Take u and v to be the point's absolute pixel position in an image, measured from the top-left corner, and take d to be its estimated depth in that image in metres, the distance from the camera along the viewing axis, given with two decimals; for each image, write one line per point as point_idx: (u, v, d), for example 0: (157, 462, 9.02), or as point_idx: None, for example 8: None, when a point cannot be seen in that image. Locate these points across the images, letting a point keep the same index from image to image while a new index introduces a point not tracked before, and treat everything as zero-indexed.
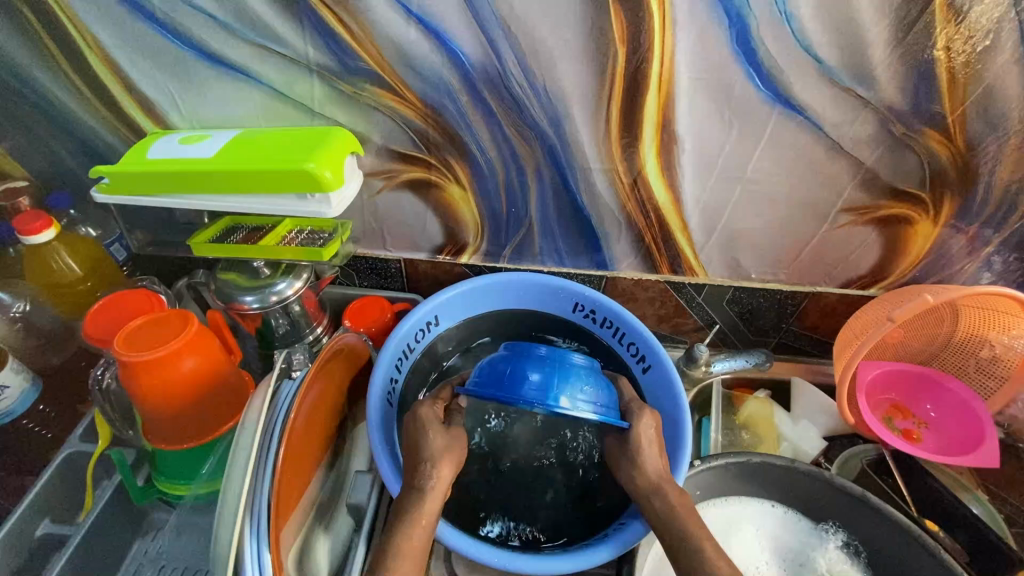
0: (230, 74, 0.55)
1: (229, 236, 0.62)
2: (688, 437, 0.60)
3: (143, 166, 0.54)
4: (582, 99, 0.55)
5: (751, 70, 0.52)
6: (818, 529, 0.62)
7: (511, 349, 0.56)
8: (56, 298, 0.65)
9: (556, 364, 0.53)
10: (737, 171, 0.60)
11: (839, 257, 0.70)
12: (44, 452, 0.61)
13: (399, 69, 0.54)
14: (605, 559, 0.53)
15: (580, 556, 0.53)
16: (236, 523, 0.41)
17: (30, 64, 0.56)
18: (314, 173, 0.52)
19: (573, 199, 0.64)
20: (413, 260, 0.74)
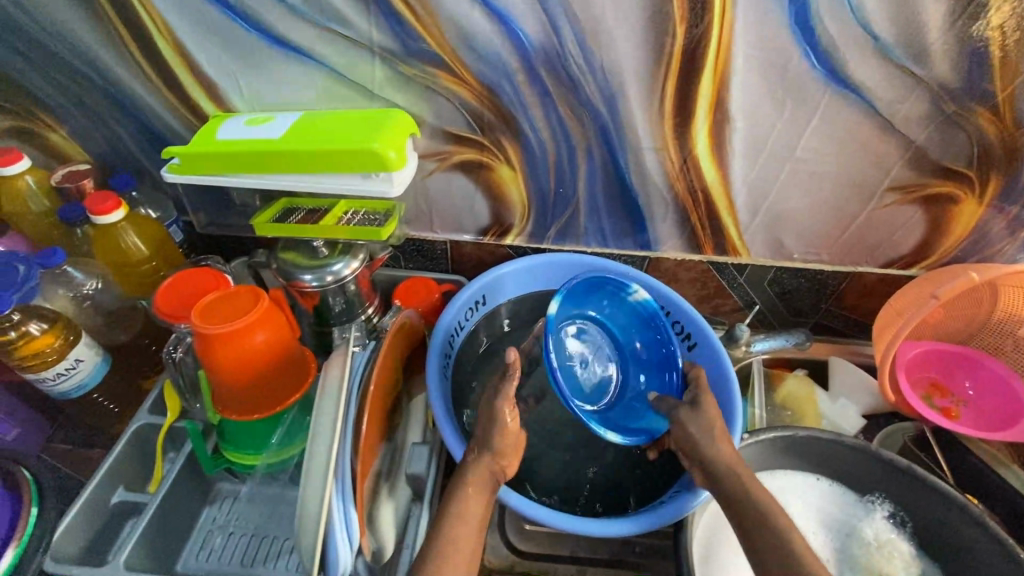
0: (295, 57, 0.57)
1: (289, 216, 0.65)
2: (739, 412, 0.62)
3: (215, 147, 0.56)
4: (638, 78, 0.56)
5: (807, 48, 0.53)
6: (864, 501, 0.63)
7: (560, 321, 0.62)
8: (122, 277, 0.66)
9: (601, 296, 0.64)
10: (785, 150, 0.61)
11: (882, 237, 0.70)
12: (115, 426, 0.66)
13: (459, 50, 0.55)
14: (617, 534, 0.55)
15: (599, 524, 0.55)
16: (324, 489, 0.44)
17: (101, 48, 0.58)
18: (379, 153, 0.53)
19: (622, 178, 0.66)
20: (459, 242, 0.76)
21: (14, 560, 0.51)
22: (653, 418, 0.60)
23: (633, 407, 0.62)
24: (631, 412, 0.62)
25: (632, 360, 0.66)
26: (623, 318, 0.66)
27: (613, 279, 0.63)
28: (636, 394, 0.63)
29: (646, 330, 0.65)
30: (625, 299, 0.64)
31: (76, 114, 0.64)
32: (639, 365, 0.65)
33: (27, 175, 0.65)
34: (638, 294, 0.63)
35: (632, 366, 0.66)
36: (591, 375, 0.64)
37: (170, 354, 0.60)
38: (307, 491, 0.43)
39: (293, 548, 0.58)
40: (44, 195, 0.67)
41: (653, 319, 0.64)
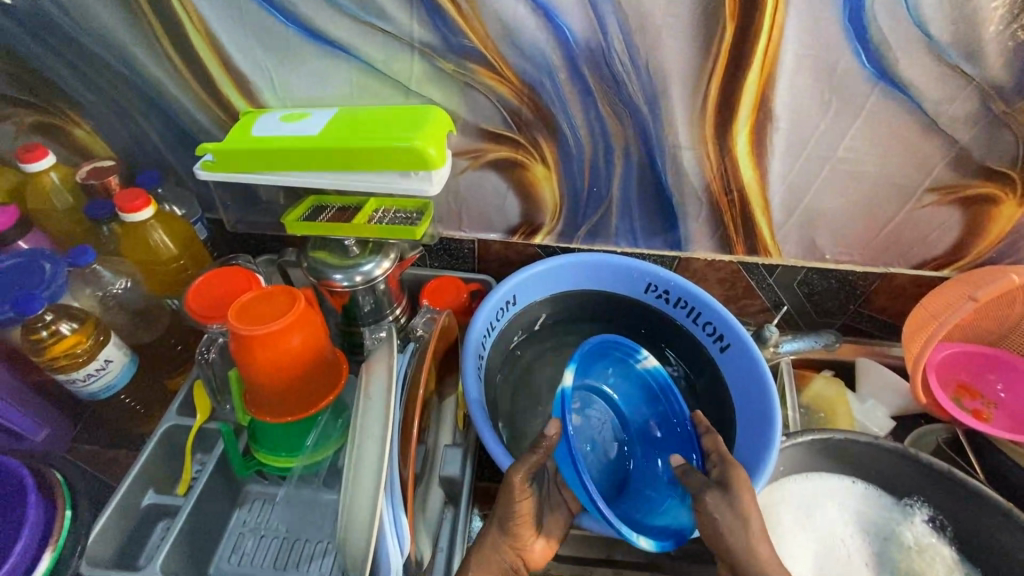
0: (330, 51, 0.56)
1: (319, 215, 0.64)
2: (777, 414, 0.61)
3: (251, 143, 0.54)
4: (682, 75, 0.55)
5: (858, 47, 0.52)
6: (901, 504, 0.62)
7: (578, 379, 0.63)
8: (150, 275, 0.65)
9: (612, 361, 0.66)
10: (826, 150, 0.61)
11: (917, 238, 0.70)
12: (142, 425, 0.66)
13: (501, 46, 0.54)
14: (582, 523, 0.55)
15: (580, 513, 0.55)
16: (375, 496, 0.43)
17: (131, 41, 0.57)
18: (420, 150, 0.52)
19: (658, 178, 0.65)
20: (486, 241, 0.75)
21: (51, 566, 0.51)
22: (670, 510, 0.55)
23: (647, 496, 0.58)
24: (647, 503, 0.57)
25: (641, 441, 0.64)
26: (629, 390, 0.66)
27: (622, 344, 0.64)
28: (647, 483, 0.60)
29: (654, 404, 0.64)
30: (634, 367, 0.65)
31: (103, 110, 0.63)
32: (647, 446, 0.63)
33: (52, 171, 0.65)
34: (645, 362, 0.65)
35: (646, 444, 0.63)
36: (597, 456, 0.62)
37: (201, 354, 0.59)
38: (358, 496, 0.43)
39: (326, 551, 0.57)
40: (69, 193, 0.66)
41: (662, 392, 0.64)
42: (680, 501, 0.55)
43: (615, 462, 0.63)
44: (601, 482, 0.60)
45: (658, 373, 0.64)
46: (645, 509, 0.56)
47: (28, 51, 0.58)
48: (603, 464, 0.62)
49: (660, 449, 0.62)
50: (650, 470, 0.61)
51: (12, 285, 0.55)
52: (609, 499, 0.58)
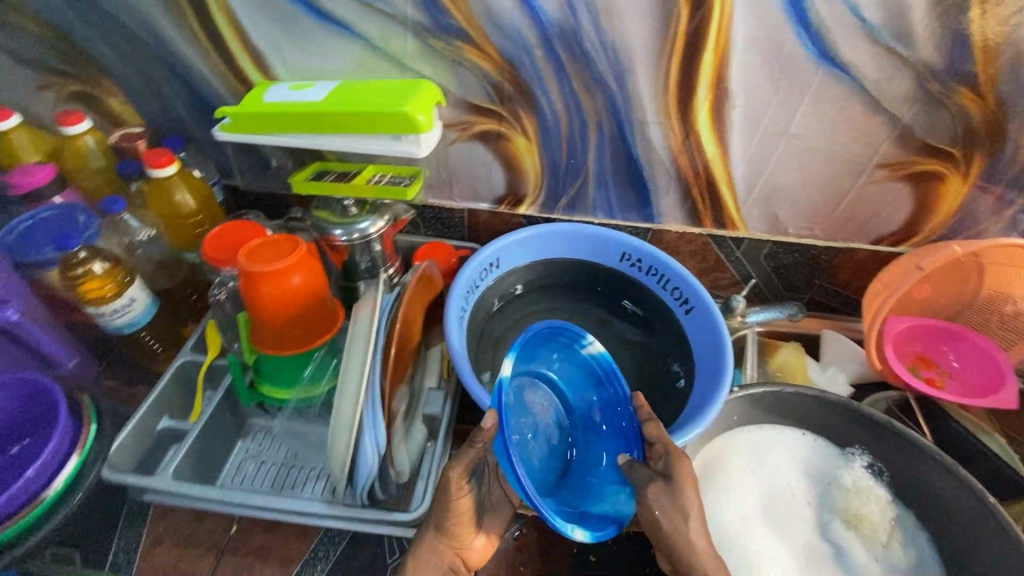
0: (335, 29, 0.63)
1: (323, 177, 0.71)
2: (729, 362, 0.67)
3: (263, 107, 0.62)
4: (645, 54, 0.62)
5: (801, 29, 0.58)
6: (844, 453, 0.68)
7: (520, 365, 0.59)
8: (172, 230, 0.72)
9: (558, 344, 0.62)
10: (780, 127, 0.67)
11: (873, 214, 0.75)
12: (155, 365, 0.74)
13: (484, 26, 0.61)
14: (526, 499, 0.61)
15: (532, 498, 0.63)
16: (356, 404, 0.53)
17: (161, 18, 0.65)
18: (410, 115, 0.59)
19: (629, 151, 0.71)
20: (475, 210, 0.82)
21: (77, 467, 0.57)
22: (610, 501, 0.55)
23: (589, 482, 0.58)
24: (587, 489, 0.57)
25: (586, 428, 0.63)
26: (573, 376, 0.64)
27: (568, 330, 0.61)
28: (589, 471, 0.59)
29: (600, 388, 0.63)
30: (579, 352, 0.62)
31: (134, 81, 0.71)
32: (590, 429, 0.63)
33: (87, 135, 0.73)
34: (591, 348, 0.61)
35: (587, 430, 0.63)
36: (540, 443, 0.60)
37: (214, 296, 0.67)
38: (343, 402, 0.53)
39: (319, 477, 0.64)
40: (102, 153, 0.75)
41: (607, 378, 0.62)
42: (621, 491, 0.55)
43: (557, 448, 0.62)
44: (542, 472, 0.58)
45: (604, 361, 0.61)
46: (585, 496, 0.56)
47: (73, 26, 0.67)
48: (546, 451, 0.60)
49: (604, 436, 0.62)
50: (592, 457, 0.60)
51: (50, 230, 0.65)
52: (552, 487, 0.57)
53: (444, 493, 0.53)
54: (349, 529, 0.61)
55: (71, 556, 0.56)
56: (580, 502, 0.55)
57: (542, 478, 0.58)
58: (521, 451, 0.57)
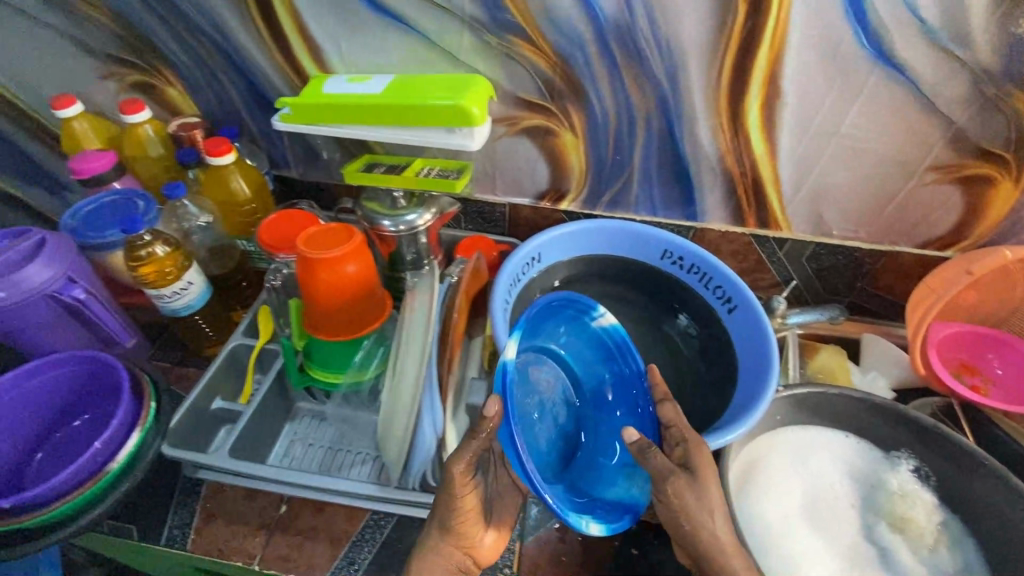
0: (393, 23, 0.65)
1: (374, 169, 0.73)
2: (775, 360, 0.67)
3: (322, 99, 0.63)
4: (700, 51, 0.62)
5: (859, 29, 0.58)
6: (890, 456, 0.67)
7: (532, 335, 0.62)
8: (227, 218, 0.74)
9: (567, 316, 0.66)
10: (831, 126, 0.67)
11: (920, 217, 0.75)
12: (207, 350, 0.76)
13: (540, 21, 0.62)
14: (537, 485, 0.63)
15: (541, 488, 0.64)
16: (415, 388, 0.56)
17: (224, 11, 0.66)
18: (465, 108, 0.60)
19: (676, 148, 0.72)
20: (517, 206, 0.83)
21: (138, 443, 0.58)
22: (620, 488, 0.57)
23: (599, 464, 0.61)
24: (599, 474, 0.60)
25: (597, 407, 0.66)
26: (582, 348, 0.67)
27: (579, 302, 0.65)
28: (599, 456, 0.62)
29: (609, 362, 0.66)
30: (590, 325, 0.65)
31: (194, 72, 0.73)
32: (600, 406, 0.66)
33: (147, 124, 0.76)
34: (603, 320, 0.65)
35: (598, 407, 0.66)
36: (548, 424, 0.63)
37: (269, 281, 0.68)
38: (404, 384, 0.57)
39: (365, 460, 0.66)
40: (160, 142, 0.77)
41: (620, 349, 0.65)
42: (638, 477, 0.57)
43: (565, 429, 0.65)
44: (552, 454, 0.61)
45: (617, 334, 0.65)
46: (597, 482, 0.59)
47: (137, 16, 0.69)
48: (554, 431, 0.63)
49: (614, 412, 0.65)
50: (603, 434, 0.64)
51: (113, 216, 0.70)
52: (562, 471, 0.60)
53: (449, 492, 0.52)
54: (395, 511, 0.62)
55: (127, 531, 0.61)
56: (594, 488, 0.58)
57: (552, 458, 0.60)
58: (532, 433, 0.59)
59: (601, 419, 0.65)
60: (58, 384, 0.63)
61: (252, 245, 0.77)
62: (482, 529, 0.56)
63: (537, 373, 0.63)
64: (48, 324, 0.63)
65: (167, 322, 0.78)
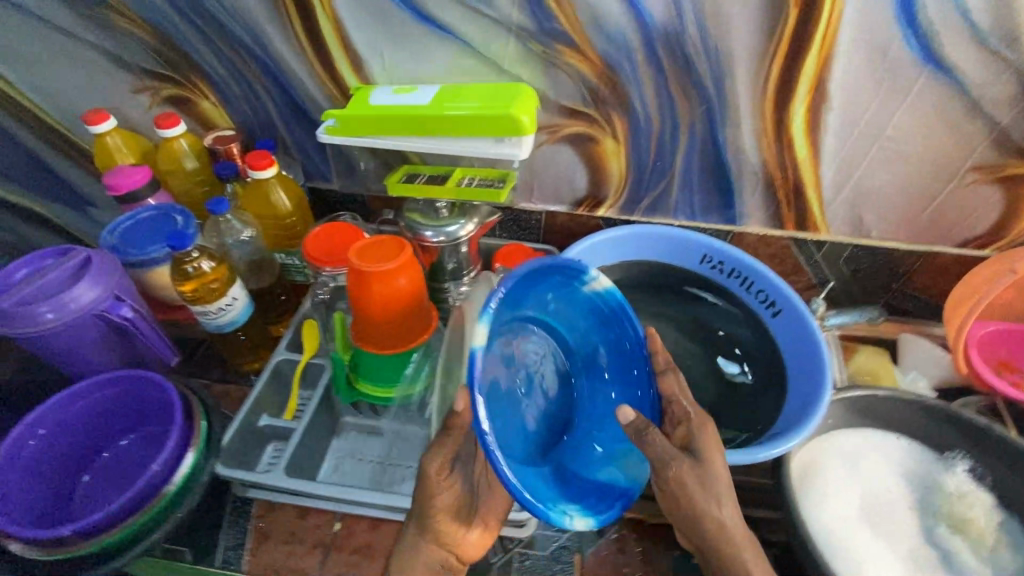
0: (439, 33, 0.64)
1: (415, 179, 0.73)
2: (829, 362, 0.66)
3: (369, 110, 0.63)
4: (748, 57, 0.62)
5: (909, 32, 0.59)
6: (943, 458, 0.67)
7: (513, 305, 0.54)
8: (268, 232, 0.74)
9: (557, 282, 0.58)
10: (877, 127, 0.67)
11: (961, 217, 0.75)
12: (246, 366, 0.75)
13: (588, 29, 0.62)
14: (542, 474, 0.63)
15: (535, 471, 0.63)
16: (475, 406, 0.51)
17: (266, 24, 0.66)
18: (515, 118, 0.60)
19: (718, 153, 0.72)
20: (554, 213, 0.82)
21: (194, 464, 0.57)
22: (614, 470, 0.56)
23: (594, 439, 0.59)
24: (594, 450, 0.58)
25: (590, 372, 0.62)
26: (573, 314, 0.61)
27: (570, 267, 0.57)
28: (592, 430, 0.59)
29: (605, 326, 0.62)
30: (580, 290, 0.60)
31: (232, 85, 0.72)
32: (593, 373, 0.62)
33: (182, 138, 0.75)
34: (597, 284, 0.59)
35: (591, 374, 0.62)
36: (537, 400, 0.58)
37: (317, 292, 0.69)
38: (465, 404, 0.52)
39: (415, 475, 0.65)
40: (195, 156, 0.77)
41: (615, 314, 0.61)
42: (631, 453, 0.56)
43: (561, 404, 0.60)
44: (542, 431, 0.57)
45: (613, 297, 0.60)
46: (589, 461, 0.57)
47: (175, 30, 0.68)
48: (544, 409, 0.58)
49: (610, 380, 0.62)
50: (599, 404, 0.61)
51: (151, 231, 0.69)
52: (554, 448, 0.57)
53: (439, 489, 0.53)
54: None
55: (180, 554, 0.59)
56: (587, 467, 0.56)
57: (543, 435, 0.57)
58: (518, 414, 0.55)
59: (595, 390, 0.62)
60: (106, 405, 0.62)
61: (293, 258, 0.76)
62: (463, 527, 0.57)
63: (518, 346, 0.57)
64: (94, 342, 0.62)
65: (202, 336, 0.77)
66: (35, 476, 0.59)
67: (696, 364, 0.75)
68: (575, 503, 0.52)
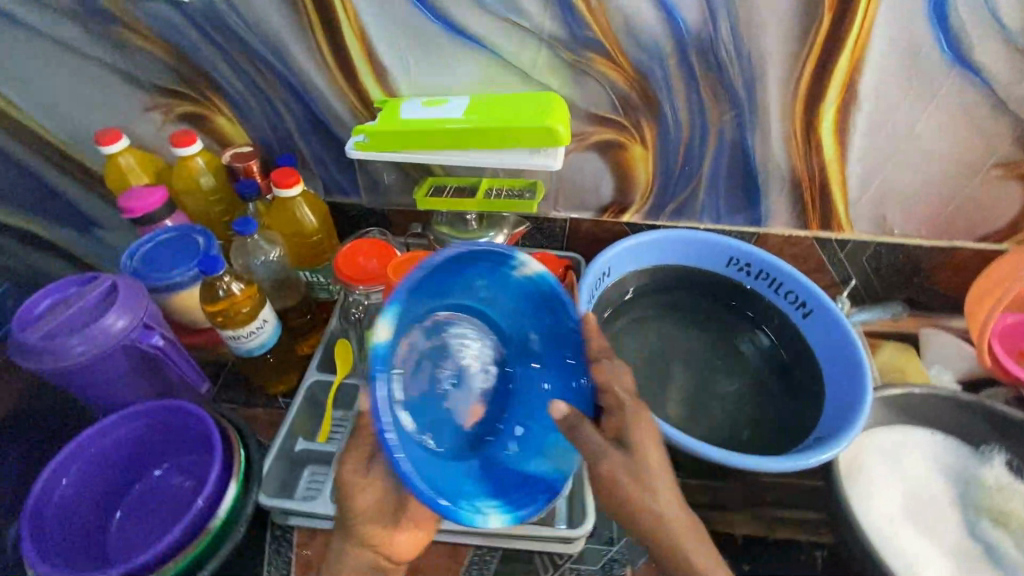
0: (468, 44, 0.63)
1: (443, 192, 0.71)
2: (866, 361, 0.68)
3: (402, 124, 0.62)
4: (780, 61, 0.62)
5: (940, 34, 0.59)
6: (978, 452, 0.68)
7: (431, 296, 0.53)
8: (294, 251, 0.72)
9: (483, 270, 0.55)
10: (904, 127, 0.67)
11: (982, 212, 0.76)
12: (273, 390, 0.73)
13: (621, 37, 0.61)
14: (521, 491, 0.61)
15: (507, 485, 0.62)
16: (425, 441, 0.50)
17: (290, 38, 0.64)
18: (552, 129, 0.59)
19: (746, 157, 0.72)
20: (579, 220, 0.82)
21: (237, 494, 0.56)
22: (542, 462, 0.55)
23: (525, 428, 0.58)
24: (526, 440, 0.57)
25: (529, 357, 0.60)
26: (509, 300, 0.58)
27: (494, 253, 0.53)
28: (524, 417, 0.58)
29: (539, 313, 0.58)
30: (511, 275, 0.55)
31: (251, 101, 0.70)
32: (532, 359, 0.60)
33: (198, 156, 0.72)
34: (526, 269, 0.55)
35: (526, 360, 0.60)
36: (465, 388, 0.58)
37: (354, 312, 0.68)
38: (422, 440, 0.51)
39: None
40: (212, 174, 0.74)
41: (549, 299, 0.56)
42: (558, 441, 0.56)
43: (495, 390, 0.59)
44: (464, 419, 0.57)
45: (546, 284, 0.55)
46: (519, 450, 0.56)
47: (192, 46, 0.65)
48: (472, 397, 0.58)
49: (554, 367, 0.59)
50: (534, 393, 0.59)
51: (173, 255, 0.67)
52: (480, 435, 0.57)
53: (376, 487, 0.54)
54: (501, 545, 0.62)
55: None
56: (517, 455, 0.56)
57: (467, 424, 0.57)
58: (433, 404, 0.55)
59: (531, 376, 0.60)
60: (138, 437, 0.61)
61: (317, 275, 0.74)
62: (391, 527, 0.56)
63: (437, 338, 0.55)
64: (125, 374, 0.60)
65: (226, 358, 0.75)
66: (69, 514, 0.57)
67: (729, 368, 0.75)
68: (495, 499, 0.51)
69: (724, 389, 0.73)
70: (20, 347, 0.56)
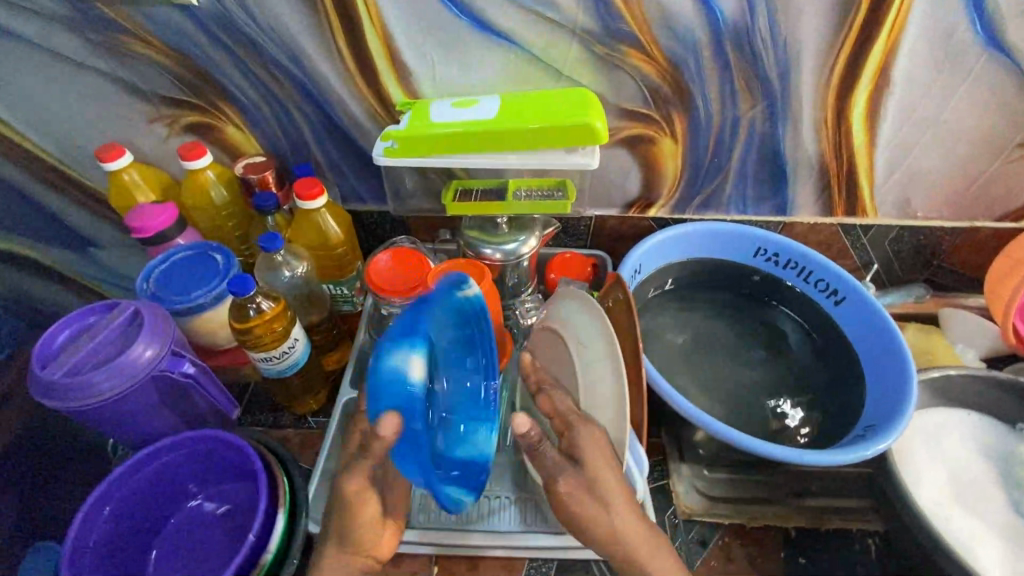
0: (497, 41, 0.61)
1: (470, 197, 0.68)
2: (907, 349, 0.67)
3: (433, 128, 0.59)
4: (816, 47, 0.61)
5: (974, 16, 0.59)
6: (1016, 431, 0.69)
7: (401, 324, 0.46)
8: (319, 263, 0.70)
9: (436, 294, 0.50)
10: (933, 110, 0.67)
11: (1004, 191, 0.76)
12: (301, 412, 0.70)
13: (656, 29, 0.60)
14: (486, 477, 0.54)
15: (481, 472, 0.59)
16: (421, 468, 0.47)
17: (308, 42, 0.61)
18: (592, 126, 0.57)
19: (776, 147, 0.71)
20: (604, 217, 0.80)
21: (286, 524, 0.54)
22: (472, 452, 0.53)
23: (447, 426, 0.53)
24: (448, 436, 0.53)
25: (443, 359, 0.54)
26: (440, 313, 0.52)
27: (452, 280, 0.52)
28: (444, 418, 0.53)
29: (461, 323, 0.55)
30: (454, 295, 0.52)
31: (263, 108, 0.67)
32: (445, 361, 0.54)
33: (209, 169, 0.68)
34: (469, 290, 0.54)
35: (443, 363, 0.54)
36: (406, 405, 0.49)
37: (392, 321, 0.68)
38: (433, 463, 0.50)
39: (507, 507, 0.62)
40: (224, 187, 0.70)
41: (475, 313, 0.55)
42: (485, 427, 0.54)
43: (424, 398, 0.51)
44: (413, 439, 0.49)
45: (479, 302, 0.55)
46: (447, 446, 0.52)
47: (201, 52, 0.62)
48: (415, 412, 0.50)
49: (466, 364, 0.56)
50: (447, 394, 0.54)
51: (193, 273, 0.64)
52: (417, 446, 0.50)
53: None
54: (557, 556, 0.61)
55: None
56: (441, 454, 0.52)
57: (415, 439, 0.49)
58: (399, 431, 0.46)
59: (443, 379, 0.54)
60: (171, 471, 0.58)
61: (342, 288, 0.71)
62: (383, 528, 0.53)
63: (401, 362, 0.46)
64: (153, 405, 0.57)
65: (249, 377, 0.72)
66: (104, 556, 0.54)
67: (766, 361, 0.74)
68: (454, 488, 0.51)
69: (761, 379, 0.72)
70: (42, 384, 0.52)
